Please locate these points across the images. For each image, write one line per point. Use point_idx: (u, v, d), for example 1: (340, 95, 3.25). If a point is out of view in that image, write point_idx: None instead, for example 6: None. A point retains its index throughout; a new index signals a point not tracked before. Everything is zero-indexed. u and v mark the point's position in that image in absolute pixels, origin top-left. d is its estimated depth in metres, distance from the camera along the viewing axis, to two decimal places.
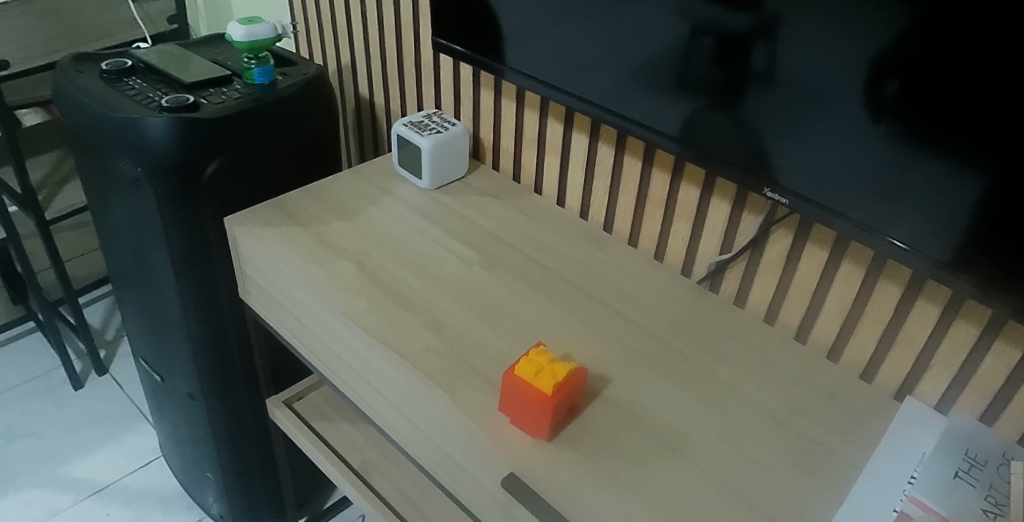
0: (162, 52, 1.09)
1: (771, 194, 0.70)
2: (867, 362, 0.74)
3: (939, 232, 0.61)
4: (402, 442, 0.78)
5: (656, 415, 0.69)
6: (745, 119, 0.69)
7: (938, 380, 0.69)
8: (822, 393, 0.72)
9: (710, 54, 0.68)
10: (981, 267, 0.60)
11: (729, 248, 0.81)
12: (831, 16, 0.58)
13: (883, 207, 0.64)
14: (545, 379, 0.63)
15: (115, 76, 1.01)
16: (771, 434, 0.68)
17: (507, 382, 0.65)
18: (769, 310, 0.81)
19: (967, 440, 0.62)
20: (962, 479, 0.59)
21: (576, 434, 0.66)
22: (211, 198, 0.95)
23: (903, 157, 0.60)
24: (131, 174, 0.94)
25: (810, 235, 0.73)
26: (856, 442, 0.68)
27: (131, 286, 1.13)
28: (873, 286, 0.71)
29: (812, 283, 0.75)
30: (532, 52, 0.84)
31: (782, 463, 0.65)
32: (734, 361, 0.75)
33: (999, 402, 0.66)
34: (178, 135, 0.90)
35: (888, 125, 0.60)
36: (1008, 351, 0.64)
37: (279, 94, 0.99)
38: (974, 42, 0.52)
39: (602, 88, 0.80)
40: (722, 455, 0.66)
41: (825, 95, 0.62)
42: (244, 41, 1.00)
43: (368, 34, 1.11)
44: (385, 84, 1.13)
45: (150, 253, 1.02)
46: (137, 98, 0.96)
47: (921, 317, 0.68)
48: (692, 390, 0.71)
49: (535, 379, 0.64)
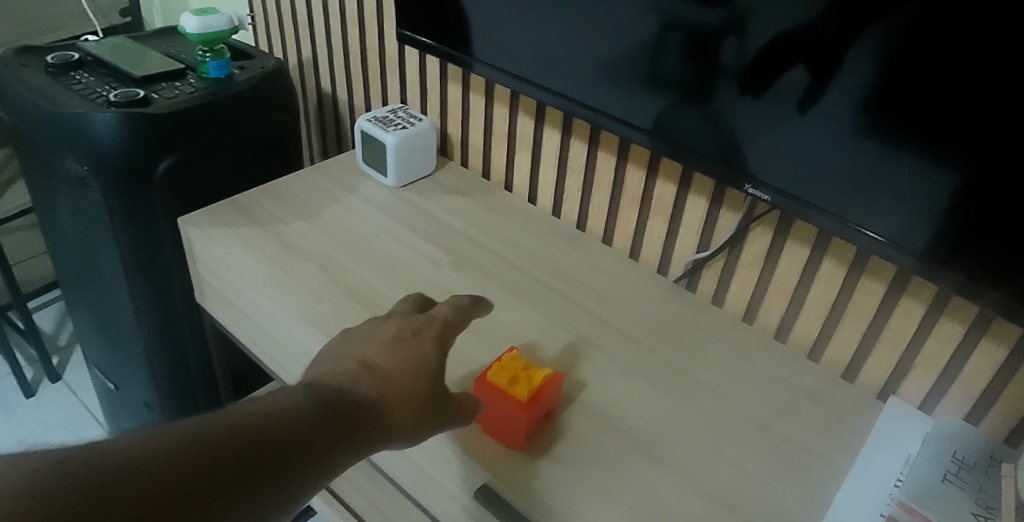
0: (112, 45, 1.03)
1: (753, 190, 0.67)
2: (849, 361, 0.72)
3: (925, 228, 0.59)
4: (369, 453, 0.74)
5: (635, 420, 0.66)
6: (723, 112, 0.66)
7: (922, 379, 0.68)
8: (805, 394, 0.70)
9: (687, 43, 0.65)
10: (966, 262, 0.58)
11: (707, 245, 0.78)
12: (812, 3, 0.56)
13: (864, 201, 0.61)
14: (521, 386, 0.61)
15: (60, 70, 0.95)
16: (754, 438, 0.65)
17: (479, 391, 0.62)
18: (748, 309, 0.79)
19: (953, 441, 0.61)
20: (951, 482, 0.57)
21: (553, 443, 0.63)
22: (163, 198, 0.90)
23: (886, 150, 0.58)
24: (77, 172, 0.89)
25: (790, 232, 0.71)
26: (841, 444, 0.66)
27: (81, 290, 1.07)
28: (855, 283, 0.69)
29: (792, 281, 0.73)
30: (501, 43, 0.81)
31: (766, 468, 0.63)
32: (714, 362, 0.73)
33: (984, 401, 0.65)
34: (127, 131, 0.84)
35: (870, 117, 0.57)
36: (994, 348, 0.62)
37: (235, 88, 0.94)
38: (963, 29, 0.50)
39: (574, 81, 0.77)
40: (704, 461, 0.63)
41: (807, 87, 0.59)
42: (198, 33, 0.95)
43: (330, 27, 1.06)
44: (348, 79, 1.09)
45: (99, 256, 0.96)
46: (84, 92, 0.90)
47: (905, 314, 0.66)
48: (673, 394, 0.69)
49: (509, 386, 0.61)
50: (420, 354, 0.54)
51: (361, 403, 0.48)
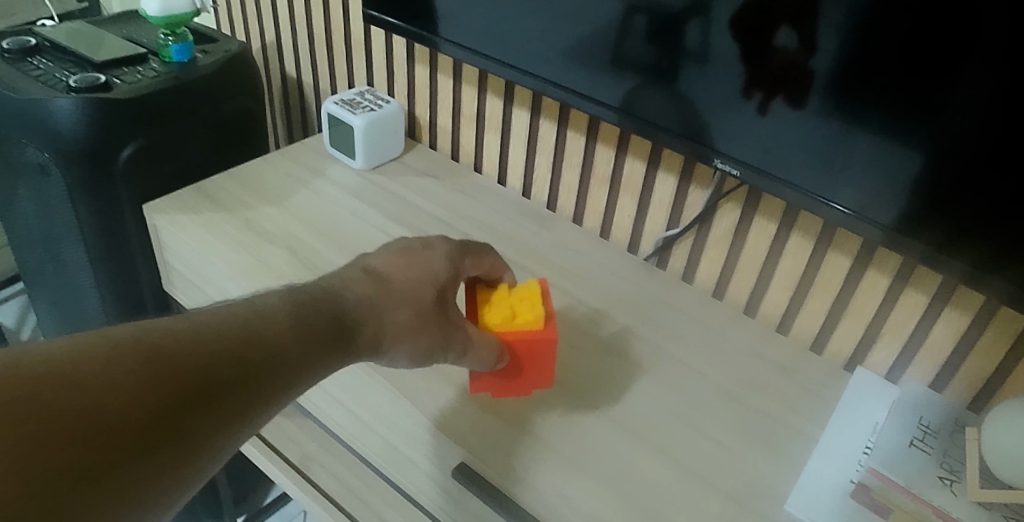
0: (69, 29, 1.00)
1: (720, 165, 0.67)
2: (817, 333, 0.74)
3: (889, 199, 0.59)
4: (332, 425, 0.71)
5: (607, 397, 0.66)
6: (691, 82, 0.66)
7: (889, 349, 0.69)
8: (774, 367, 0.71)
9: (656, 13, 0.65)
10: (930, 230, 0.58)
11: (676, 223, 0.79)
12: None
13: (831, 174, 0.62)
14: (524, 321, 0.62)
15: (17, 56, 0.92)
16: (725, 411, 0.66)
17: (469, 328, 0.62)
18: (718, 285, 0.79)
19: (921, 409, 0.63)
20: (917, 447, 0.60)
21: (530, 420, 0.64)
22: (127, 186, 0.88)
23: (850, 118, 0.58)
24: (37, 160, 0.87)
25: (758, 208, 0.72)
26: (809, 414, 0.67)
27: (44, 280, 1.04)
28: (822, 257, 0.70)
29: (760, 256, 0.74)
30: (466, 23, 0.80)
31: (737, 439, 0.64)
32: (685, 337, 0.73)
33: (948, 369, 0.67)
34: (88, 117, 0.82)
35: (833, 86, 0.58)
36: (958, 316, 0.64)
37: (199, 72, 0.92)
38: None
39: (541, 58, 0.76)
40: (677, 436, 0.63)
41: (769, 53, 0.60)
42: (160, 16, 0.93)
43: (293, 9, 1.05)
44: (314, 62, 1.07)
45: (63, 245, 0.94)
46: (42, 78, 0.87)
47: (872, 285, 0.68)
48: (645, 370, 0.69)
49: (509, 317, 0.62)
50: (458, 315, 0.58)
51: (362, 301, 0.51)
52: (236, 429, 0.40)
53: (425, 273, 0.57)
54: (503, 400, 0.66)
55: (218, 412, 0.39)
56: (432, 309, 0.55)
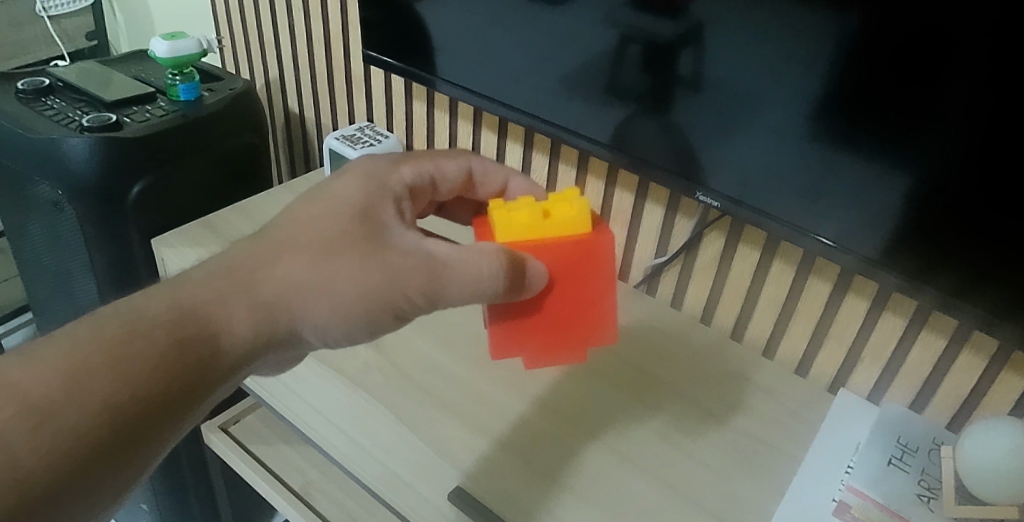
0: (81, 70, 1.04)
1: (703, 198, 0.71)
2: (801, 357, 0.77)
3: (865, 230, 0.63)
4: (319, 442, 0.68)
5: (599, 421, 0.69)
6: (675, 117, 0.70)
7: (869, 372, 0.72)
8: (760, 390, 0.74)
9: (641, 53, 0.69)
10: (904, 259, 0.61)
11: (664, 252, 0.82)
12: (752, 19, 0.60)
13: (816, 208, 0.65)
14: (562, 224, 0.57)
15: (32, 96, 0.96)
16: (712, 434, 0.69)
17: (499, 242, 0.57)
18: (705, 311, 0.82)
19: (900, 428, 0.66)
20: (896, 466, 0.63)
21: (525, 445, 0.67)
22: (136, 221, 0.91)
23: (830, 156, 0.61)
24: (51, 198, 0.90)
25: (742, 236, 0.75)
26: (794, 436, 0.69)
27: (54, 313, 1.06)
28: (803, 283, 0.73)
29: (745, 282, 0.77)
30: (462, 63, 0.84)
31: (724, 460, 0.66)
32: (674, 363, 0.76)
33: (927, 390, 0.69)
34: (100, 156, 0.86)
35: (808, 125, 0.61)
36: (934, 339, 0.66)
37: (205, 110, 0.96)
38: (889, 45, 0.55)
39: (532, 96, 0.80)
40: (667, 458, 0.66)
41: (748, 88, 0.63)
42: (167, 58, 0.97)
43: (296, 48, 1.09)
44: (315, 99, 1.11)
45: (73, 279, 0.97)
46: (56, 118, 0.91)
47: (852, 310, 0.70)
48: (636, 394, 0.72)
49: (544, 220, 0.57)
50: (406, 235, 0.54)
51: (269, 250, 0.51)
52: (117, 394, 0.42)
53: (344, 208, 0.54)
54: (498, 426, 0.69)
55: (73, 399, 0.41)
56: (349, 235, 0.52)
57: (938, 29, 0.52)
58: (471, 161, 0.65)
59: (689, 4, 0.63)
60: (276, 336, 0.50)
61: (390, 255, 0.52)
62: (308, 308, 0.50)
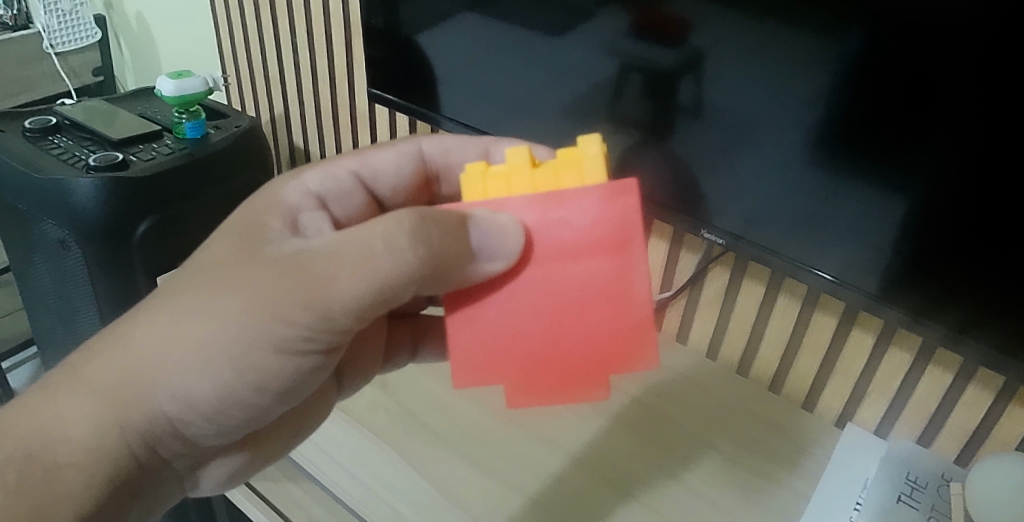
0: (87, 107, 1.05)
1: (708, 235, 0.71)
2: (808, 392, 0.77)
3: (868, 268, 0.63)
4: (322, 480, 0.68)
5: (605, 459, 0.69)
6: (677, 151, 0.70)
7: (876, 406, 0.72)
8: (766, 425, 0.74)
9: (641, 87, 0.70)
10: (908, 297, 0.62)
11: (669, 286, 0.83)
12: (752, 55, 0.61)
13: (816, 244, 0.65)
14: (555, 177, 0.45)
15: (39, 134, 0.97)
16: (717, 470, 0.69)
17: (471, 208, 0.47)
18: (711, 345, 0.83)
19: (908, 463, 0.66)
20: (905, 503, 0.62)
21: (532, 486, 0.66)
22: (142, 258, 0.92)
23: (830, 192, 0.62)
24: (57, 237, 0.91)
25: (746, 271, 0.75)
26: (801, 472, 0.69)
27: (57, 349, 1.06)
28: (809, 318, 0.73)
29: (750, 316, 0.77)
30: (464, 100, 0.85)
31: (731, 498, 0.66)
32: (680, 398, 0.76)
33: (934, 426, 0.69)
34: (108, 196, 0.87)
35: (808, 163, 0.62)
36: (940, 374, 0.66)
37: (211, 148, 0.97)
38: (887, 85, 0.55)
39: (535, 133, 0.81)
40: (674, 497, 0.66)
41: (750, 119, 0.64)
42: (174, 96, 0.98)
43: (301, 84, 1.10)
44: (320, 135, 1.13)
45: (79, 316, 0.97)
46: (64, 157, 0.92)
47: (857, 345, 0.71)
48: (641, 431, 0.72)
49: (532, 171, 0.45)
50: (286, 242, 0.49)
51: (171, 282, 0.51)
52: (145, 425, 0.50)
53: (250, 220, 0.53)
54: (504, 466, 0.69)
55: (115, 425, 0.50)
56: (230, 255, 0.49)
57: (935, 65, 0.53)
58: (421, 145, 0.61)
59: (690, 34, 0.64)
60: (160, 359, 0.49)
61: (270, 258, 0.48)
62: (183, 329, 0.48)
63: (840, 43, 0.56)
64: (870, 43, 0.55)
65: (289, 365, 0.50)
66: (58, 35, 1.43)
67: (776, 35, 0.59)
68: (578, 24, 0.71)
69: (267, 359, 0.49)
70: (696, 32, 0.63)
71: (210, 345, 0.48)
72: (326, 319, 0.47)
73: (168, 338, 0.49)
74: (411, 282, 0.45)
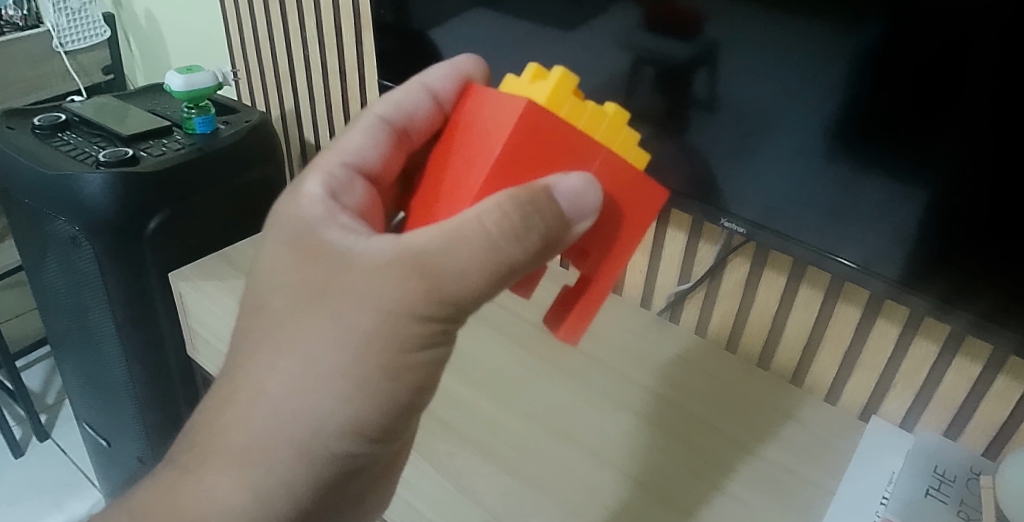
0: (97, 105, 1.04)
1: (727, 223, 0.69)
2: (831, 384, 0.76)
3: (890, 255, 0.61)
4: None
5: (626, 453, 0.68)
6: (692, 143, 0.68)
7: (901, 398, 0.70)
8: (787, 417, 0.72)
9: (654, 80, 0.68)
10: (931, 284, 0.60)
11: (687, 278, 0.82)
12: (767, 44, 0.59)
13: (836, 229, 0.63)
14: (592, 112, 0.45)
15: (48, 132, 0.96)
16: (738, 463, 0.67)
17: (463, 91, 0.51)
18: (731, 338, 0.82)
19: (935, 455, 0.66)
20: (933, 497, 0.62)
21: (550, 481, 0.65)
22: (153, 254, 0.91)
23: (849, 179, 0.60)
24: (68, 233, 0.90)
25: (767, 263, 0.74)
26: (826, 466, 0.67)
27: (70, 347, 1.05)
28: (832, 309, 0.71)
29: (771, 308, 0.76)
30: None
31: (753, 492, 0.64)
32: (699, 393, 0.75)
33: (961, 418, 0.67)
34: (118, 191, 0.86)
35: (828, 148, 0.60)
36: (968, 365, 0.64)
37: (221, 143, 0.96)
38: (909, 69, 0.53)
39: None
40: (697, 492, 0.64)
41: (766, 110, 0.62)
42: (183, 91, 0.98)
43: (311, 79, 1.10)
44: (331, 130, 1.12)
45: (90, 313, 0.97)
46: (73, 153, 0.92)
47: (882, 336, 0.69)
48: (661, 426, 0.71)
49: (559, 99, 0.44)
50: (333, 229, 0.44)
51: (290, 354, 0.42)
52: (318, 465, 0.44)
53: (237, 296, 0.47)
54: (520, 459, 0.67)
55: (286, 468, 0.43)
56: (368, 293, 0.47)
57: (955, 50, 0.51)
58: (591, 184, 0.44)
59: (703, 28, 0.62)
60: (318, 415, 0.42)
61: (298, 295, 0.42)
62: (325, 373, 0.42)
63: (859, 28, 0.54)
64: (891, 26, 0.53)
65: (424, 363, 0.44)
66: (67, 34, 1.43)
67: (793, 24, 0.57)
68: (589, 18, 0.69)
69: (391, 391, 0.43)
70: (710, 24, 0.61)
71: (306, 409, 0.42)
72: (439, 298, 0.41)
73: (236, 421, 0.43)
74: (497, 226, 0.40)
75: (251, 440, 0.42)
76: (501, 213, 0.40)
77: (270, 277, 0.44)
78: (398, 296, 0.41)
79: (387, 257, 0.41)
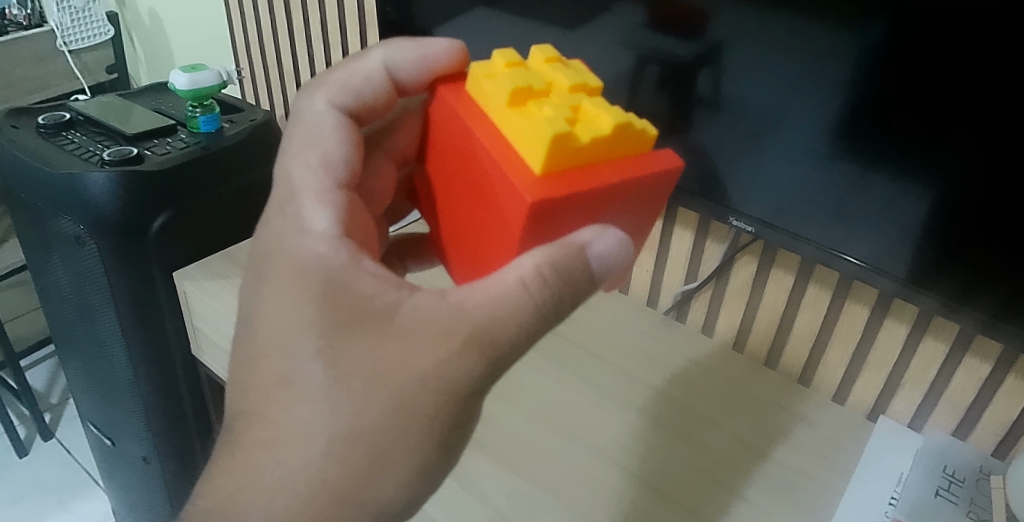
0: (101, 104, 1.04)
1: (735, 222, 0.69)
2: (839, 384, 0.75)
3: (899, 253, 0.61)
4: None
5: (633, 453, 0.68)
6: (698, 142, 0.68)
7: (910, 398, 0.70)
8: (795, 417, 0.72)
9: (659, 79, 0.68)
10: (940, 283, 0.59)
11: (694, 277, 0.82)
12: (773, 42, 0.59)
13: (844, 228, 0.63)
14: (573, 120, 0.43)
15: (53, 130, 0.96)
16: (746, 463, 0.67)
17: (432, 81, 0.54)
18: (738, 337, 0.81)
19: (944, 456, 0.66)
20: (942, 497, 0.62)
21: (557, 482, 0.64)
22: (158, 253, 0.91)
23: (857, 178, 0.59)
24: (73, 232, 0.90)
25: (775, 261, 0.74)
26: (835, 467, 0.67)
27: (75, 347, 1.05)
28: (841, 308, 0.71)
29: (779, 307, 0.76)
30: None
31: (762, 493, 0.64)
32: (707, 393, 0.75)
33: (970, 418, 0.67)
34: (123, 190, 0.86)
35: (835, 147, 0.59)
36: (977, 365, 0.64)
37: (226, 142, 0.96)
38: (917, 68, 0.53)
39: None
40: (704, 493, 0.64)
41: (772, 109, 0.61)
42: (187, 90, 0.97)
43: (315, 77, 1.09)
44: None
45: (95, 312, 0.96)
46: (78, 152, 0.92)
47: (890, 335, 0.69)
48: (669, 426, 0.70)
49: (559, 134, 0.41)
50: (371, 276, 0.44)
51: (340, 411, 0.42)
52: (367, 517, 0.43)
53: (252, 361, 0.45)
54: (528, 459, 0.67)
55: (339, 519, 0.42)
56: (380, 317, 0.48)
57: (962, 49, 0.51)
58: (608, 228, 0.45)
59: (708, 26, 0.62)
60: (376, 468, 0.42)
61: (343, 369, 0.41)
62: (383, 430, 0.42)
63: (866, 26, 0.54)
64: (898, 24, 0.52)
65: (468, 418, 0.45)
66: (70, 33, 1.42)
67: (799, 23, 0.56)
68: (593, 16, 0.69)
69: (439, 452, 0.43)
70: (716, 22, 0.61)
71: (360, 473, 0.42)
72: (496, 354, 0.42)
73: (288, 491, 0.42)
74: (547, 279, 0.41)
75: (301, 511, 0.42)
76: (538, 274, 0.41)
77: (304, 348, 0.42)
78: (448, 361, 0.41)
79: (443, 328, 0.41)
